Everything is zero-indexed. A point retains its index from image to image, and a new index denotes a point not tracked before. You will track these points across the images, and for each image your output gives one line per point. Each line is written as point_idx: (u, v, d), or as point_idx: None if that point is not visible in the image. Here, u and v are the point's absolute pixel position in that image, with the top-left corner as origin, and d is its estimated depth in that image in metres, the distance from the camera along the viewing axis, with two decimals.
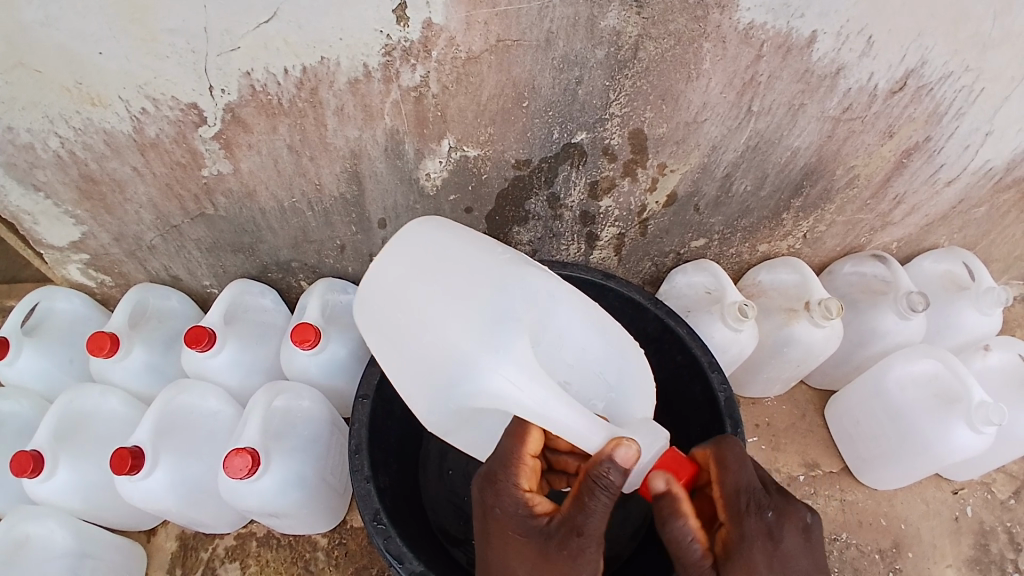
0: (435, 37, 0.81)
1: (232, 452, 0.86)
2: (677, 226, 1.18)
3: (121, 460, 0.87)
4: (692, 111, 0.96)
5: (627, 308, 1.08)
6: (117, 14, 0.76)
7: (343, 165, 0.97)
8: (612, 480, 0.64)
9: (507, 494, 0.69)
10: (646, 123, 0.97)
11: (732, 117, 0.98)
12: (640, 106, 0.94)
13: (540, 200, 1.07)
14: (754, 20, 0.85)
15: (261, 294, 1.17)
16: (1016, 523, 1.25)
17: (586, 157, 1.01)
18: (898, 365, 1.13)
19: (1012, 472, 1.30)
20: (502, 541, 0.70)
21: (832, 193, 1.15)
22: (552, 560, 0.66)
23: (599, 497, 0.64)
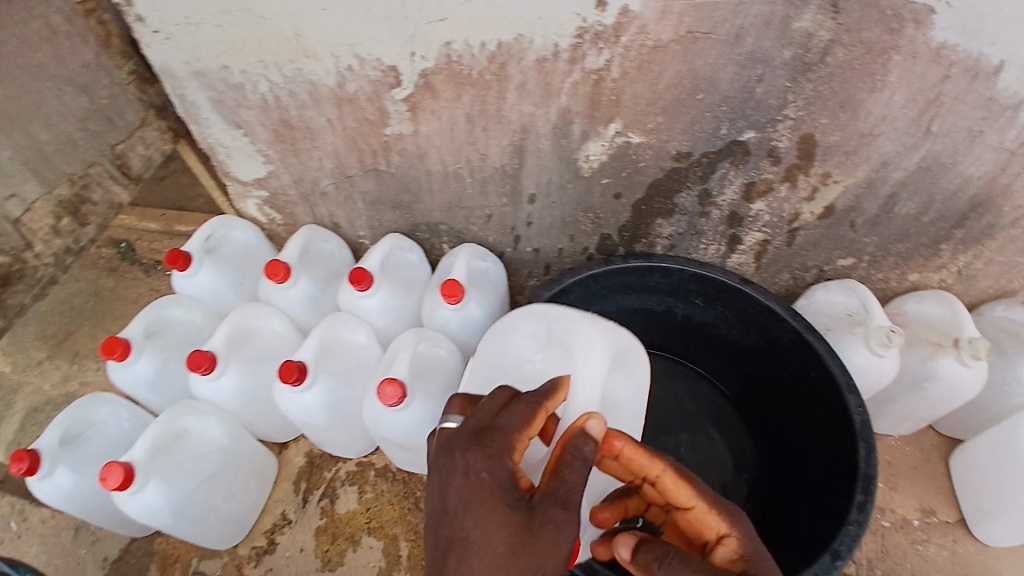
0: (628, 24, 0.85)
1: (385, 381, 0.95)
2: (828, 239, 1.15)
3: (289, 371, 1.00)
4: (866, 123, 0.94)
5: (765, 316, 1.16)
6: None
7: (511, 139, 1.03)
8: (588, 448, 0.63)
9: (501, 462, 0.63)
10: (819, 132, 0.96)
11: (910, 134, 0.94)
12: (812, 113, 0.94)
13: (692, 194, 1.09)
14: (946, 41, 0.82)
15: (409, 250, 1.27)
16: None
17: (750, 156, 1.01)
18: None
19: None
20: (477, 507, 0.61)
21: (997, 230, 1.08)
22: (532, 531, 0.60)
23: (577, 470, 0.62)
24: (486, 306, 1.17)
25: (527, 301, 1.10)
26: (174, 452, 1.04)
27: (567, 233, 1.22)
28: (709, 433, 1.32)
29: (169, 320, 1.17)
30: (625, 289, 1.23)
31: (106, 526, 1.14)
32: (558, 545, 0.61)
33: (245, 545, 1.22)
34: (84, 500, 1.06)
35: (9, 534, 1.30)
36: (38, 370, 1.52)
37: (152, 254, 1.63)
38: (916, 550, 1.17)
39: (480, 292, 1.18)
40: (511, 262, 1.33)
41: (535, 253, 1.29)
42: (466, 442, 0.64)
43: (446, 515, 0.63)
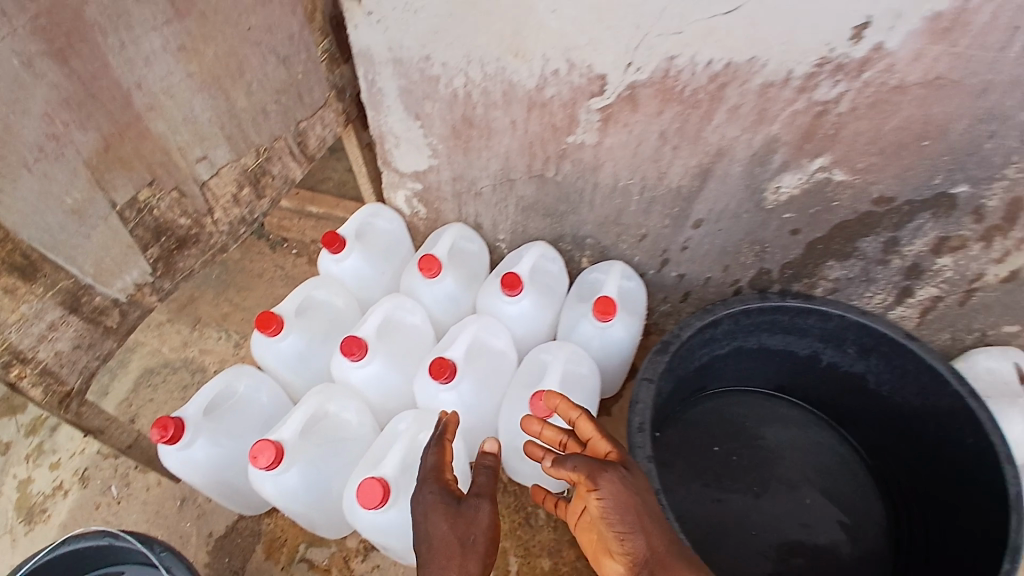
0: (877, 60, 0.79)
1: (539, 395, 0.94)
2: (1004, 304, 1.10)
3: (440, 368, 0.98)
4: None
5: (916, 375, 1.12)
6: None
7: (700, 161, 1.00)
8: (487, 461, 0.75)
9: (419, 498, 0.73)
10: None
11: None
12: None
13: (877, 240, 1.03)
14: None
15: (552, 260, 1.23)
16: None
17: (954, 211, 0.96)
18: None
19: None
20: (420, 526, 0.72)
21: None
22: (461, 514, 0.71)
23: (479, 474, 0.74)
24: (633, 329, 1.14)
25: (678, 330, 1.10)
26: (311, 432, 1.02)
27: (724, 264, 1.19)
28: (837, 492, 1.29)
29: (317, 301, 1.16)
30: (779, 330, 1.21)
31: (225, 498, 1.11)
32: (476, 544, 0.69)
33: (354, 537, 1.19)
34: (221, 471, 1.05)
35: (109, 498, 1.27)
36: (157, 331, 1.50)
37: (280, 230, 1.64)
38: None
39: (628, 313, 1.14)
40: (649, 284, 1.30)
41: (678, 279, 1.26)
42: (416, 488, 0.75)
43: (419, 558, 0.70)
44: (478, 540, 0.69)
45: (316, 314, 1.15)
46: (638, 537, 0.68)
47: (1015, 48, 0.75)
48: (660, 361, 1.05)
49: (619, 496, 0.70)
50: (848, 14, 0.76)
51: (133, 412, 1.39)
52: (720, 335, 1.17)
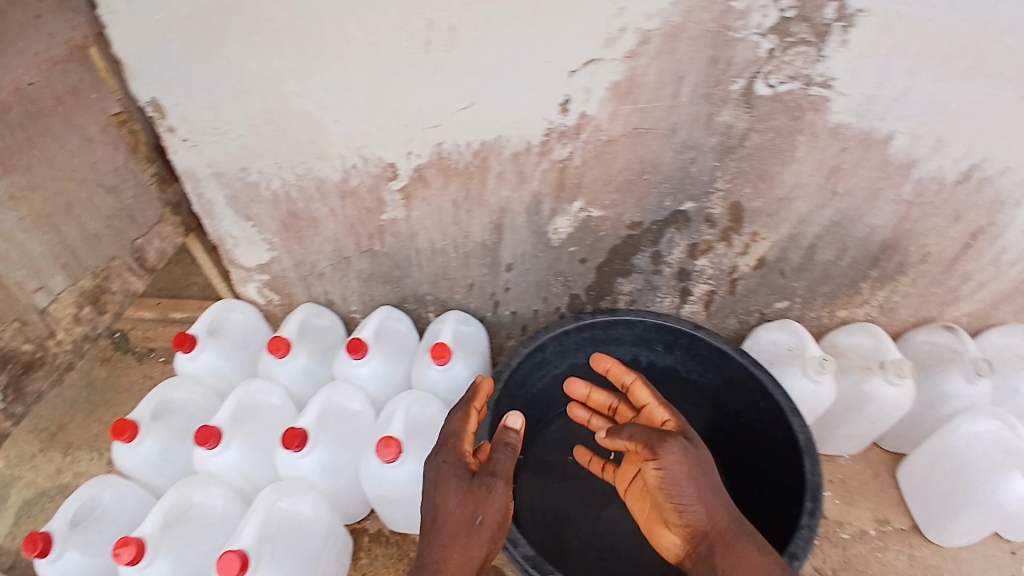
0: (585, 125, 1.02)
1: (382, 442, 1.05)
2: (765, 287, 1.32)
3: (291, 436, 1.09)
4: (787, 190, 1.11)
5: (714, 356, 1.35)
6: (366, 96, 1.03)
7: (491, 218, 1.20)
8: (510, 437, 0.92)
9: (443, 460, 0.92)
10: (748, 198, 1.13)
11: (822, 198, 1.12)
12: (739, 184, 1.10)
13: (645, 256, 1.27)
14: (842, 120, 0.99)
15: (399, 319, 1.39)
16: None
17: (690, 223, 1.19)
18: (965, 424, 1.26)
19: None
20: (440, 485, 0.89)
21: (905, 267, 1.27)
22: (472, 492, 0.87)
23: (500, 451, 0.92)
24: (472, 366, 1.30)
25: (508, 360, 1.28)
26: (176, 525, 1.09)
27: (541, 295, 1.39)
28: None
29: (177, 402, 1.25)
30: (598, 342, 1.42)
31: None
32: (491, 505, 0.87)
33: None
34: None
35: None
36: (28, 465, 1.49)
37: (146, 342, 1.69)
38: (875, 556, 1.31)
39: (466, 353, 1.31)
40: (491, 325, 1.48)
41: (513, 315, 1.44)
42: (440, 452, 0.94)
43: (429, 519, 0.88)
44: (484, 520, 0.86)
45: (176, 413, 1.24)
46: (694, 504, 0.89)
47: (681, 100, 0.97)
48: (495, 389, 1.21)
49: (675, 472, 0.89)
50: (550, 98, 0.99)
51: (11, 552, 1.36)
52: (548, 357, 1.37)
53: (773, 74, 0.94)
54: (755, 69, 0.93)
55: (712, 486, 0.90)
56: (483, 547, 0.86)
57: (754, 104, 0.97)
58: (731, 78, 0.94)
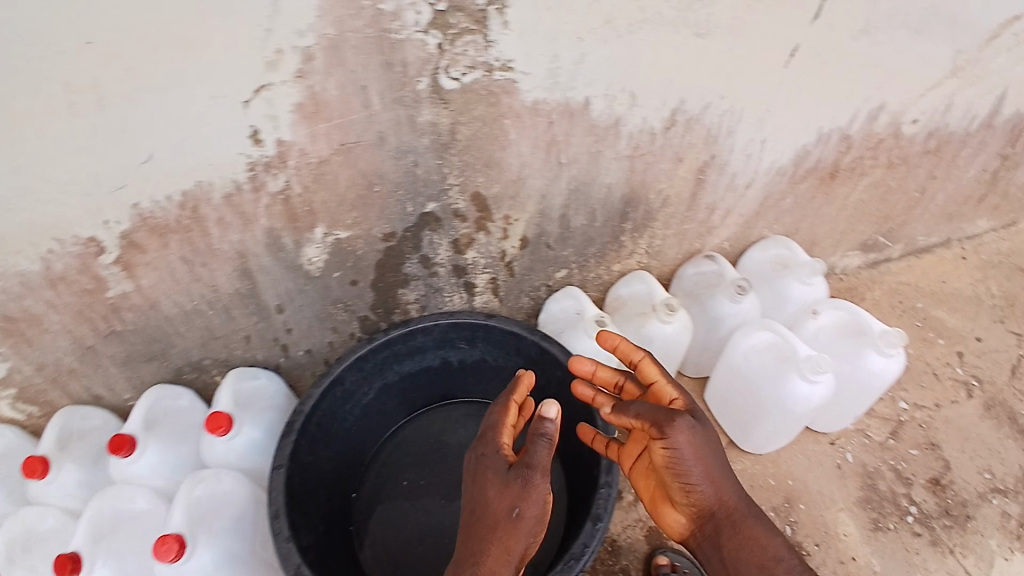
0: (288, 151, 0.99)
1: (159, 542, 1.00)
2: (539, 262, 1.38)
3: (61, 564, 1.04)
4: (518, 168, 1.15)
5: (512, 340, 1.37)
6: (31, 173, 0.93)
7: (233, 265, 1.14)
8: (547, 427, 0.96)
9: (489, 458, 1.00)
10: (480, 184, 1.15)
11: (548, 169, 1.17)
12: (469, 174, 1.12)
13: (414, 262, 1.26)
14: (537, 98, 1.04)
15: (178, 395, 1.32)
16: (901, 460, 1.46)
17: (441, 221, 1.19)
18: (742, 342, 1.33)
19: (885, 415, 1.52)
20: (481, 482, 0.98)
21: (654, 213, 1.36)
22: (509, 485, 0.95)
23: (539, 442, 0.96)
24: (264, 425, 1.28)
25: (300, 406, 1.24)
26: None
27: (328, 327, 1.34)
28: None
29: None
30: (400, 358, 1.40)
31: None
32: (532, 500, 0.94)
33: None
34: None
35: None
36: None
37: None
38: None
39: (254, 414, 1.29)
40: (291, 370, 1.42)
41: (309, 354, 1.40)
42: (483, 451, 1.01)
43: (472, 515, 0.96)
44: (523, 512, 0.93)
45: None
46: (700, 483, 0.96)
47: (376, 108, 0.98)
48: (288, 444, 1.18)
49: (685, 456, 0.93)
50: (236, 132, 0.95)
51: None
52: (352, 389, 1.35)
53: (452, 66, 0.96)
54: (433, 66, 0.95)
55: (721, 464, 0.97)
56: (524, 541, 0.93)
57: (447, 98, 0.99)
58: (418, 76, 0.96)
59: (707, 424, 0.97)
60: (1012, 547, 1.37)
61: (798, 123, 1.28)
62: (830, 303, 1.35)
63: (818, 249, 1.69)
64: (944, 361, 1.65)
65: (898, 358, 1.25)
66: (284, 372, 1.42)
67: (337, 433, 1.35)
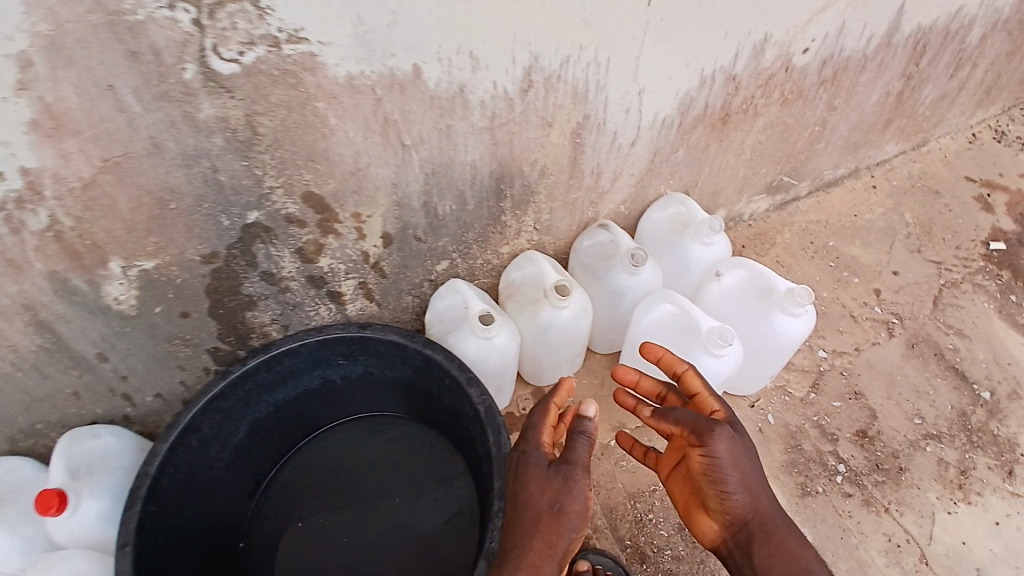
0: (38, 180, 0.80)
1: None
2: (412, 258, 1.20)
3: None
4: (353, 162, 0.96)
5: (392, 350, 1.22)
6: None
7: (21, 320, 0.95)
8: (586, 426, 0.96)
9: (536, 453, 0.99)
10: (313, 185, 0.97)
11: (394, 158, 0.99)
12: (288, 168, 0.93)
13: (255, 281, 1.09)
14: (350, 72, 0.85)
15: (15, 468, 1.14)
16: (824, 415, 1.40)
17: (273, 231, 1.02)
18: (642, 320, 1.22)
19: (804, 368, 1.46)
20: (523, 478, 0.96)
21: (533, 186, 1.21)
22: (551, 480, 0.94)
23: (579, 441, 0.95)
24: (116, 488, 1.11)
25: (145, 467, 1.09)
26: None
27: (172, 366, 1.17)
28: (421, 472, 1.36)
29: None
30: (270, 387, 1.25)
31: None
32: (573, 498, 0.92)
33: None
34: None
35: None
36: None
37: None
38: (621, 468, 1.34)
39: (103, 476, 1.11)
40: (145, 419, 1.25)
41: (158, 399, 1.23)
42: (523, 449, 1.01)
43: (514, 510, 0.94)
44: (566, 507, 0.91)
45: None
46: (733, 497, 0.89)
47: (135, 110, 0.79)
48: (133, 516, 1.04)
49: (722, 465, 0.88)
50: None
51: None
52: (214, 433, 1.21)
53: (222, 45, 0.77)
54: (196, 48, 0.77)
55: (761, 478, 0.90)
56: (567, 539, 0.89)
57: (227, 84, 0.81)
58: (181, 61, 0.77)
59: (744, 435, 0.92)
60: (954, 498, 1.32)
61: (674, 68, 1.14)
62: (732, 262, 1.26)
63: (722, 199, 1.58)
64: (861, 302, 1.60)
65: (808, 313, 1.18)
66: (140, 420, 1.25)
67: (204, 482, 1.23)
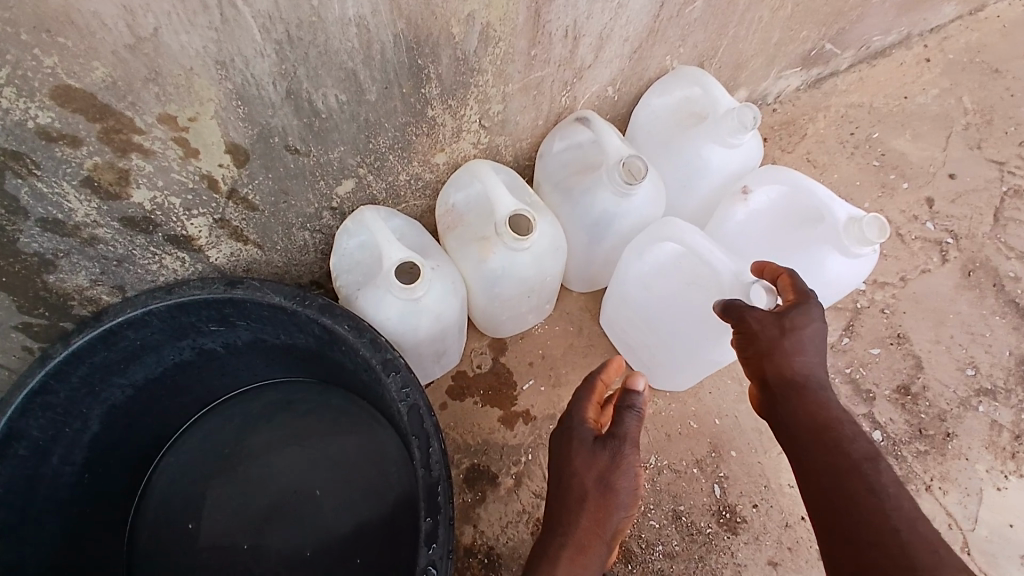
0: None
1: None
2: (291, 180, 0.79)
3: None
4: (124, 25, 0.54)
5: (278, 315, 0.84)
6: None
7: None
8: (639, 397, 0.72)
9: (576, 419, 0.76)
10: (67, 74, 0.56)
11: (205, 17, 0.57)
12: (3, 46, 0.52)
13: (31, 233, 0.69)
14: None
15: None
16: (858, 366, 1.12)
17: (25, 155, 0.60)
18: (636, 263, 0.89)
19: (837, 305, 1.15)
20: (562, 453, 0.74)
21: (472, 62, 0.78)
22: (597, 453, 0.71)
23: (630, 416, 0.71)
24: None
25: None
26: None
27: None
28: (349, 455, 1.06)
29: None
30: (118, 368, 0.88)
31: None
32: (621, 484, 0.69)
33: None
34: None
35: None
36: None
37: None
38: None
39: None
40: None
41: None
42: (564, 420, 0.77)
43: (557, 487, 0.73)
44: (615, 488, 0.69)
45: None
46: (768, 366, 0.71)
47: None
48: None
49: (755, 340, 0.71)
50: None
51: None
52: (48, 439, 0.86)
53: None
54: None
55: (818, 354, 0.71)
56: (619, 517, 0.70)
57: None
58: None
59: (810, 307, 0.71)
60: (1005, 471, 1.08)
61: None
62: (767, 173, 0.87)
63: (743, 75, 1.16)
64: (912, 215, 1.25)
65: (874, 250, 0.82)
66: None
67: (52, 499, 0.91)
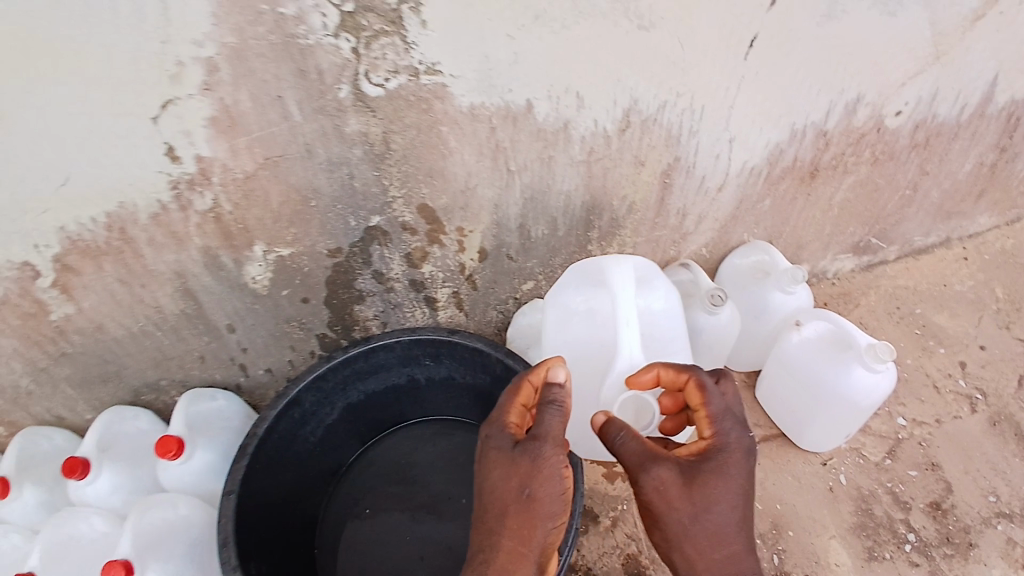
0: (210, 167, 0.98)
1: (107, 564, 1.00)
2: (502, 275, 1.32)
3: (71, 466, 1.12)
4: (463, 179, 1.11)
5: (475, 355, 1.32)
6: None
7: (173, 286, 1.14)
8: (557, 394, 0.84)
9: (499, 434, 0.86)
10: (427, 198, 1.12)
11: (499, 181, 1.13)
12: (407, 183, 1.09)
13: (366, 278, 1.24)
14: (473, 103, 1.00)
15: (135, 417, 1.33)
16: (897, 483, 1.39)
17: (389, 235, 1.17)
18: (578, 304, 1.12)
19: (881, 433, 1.45)
20: (486, 465, 0.85)
21: (621, 220, 1.31)
22: (518, 464, 0.81)
23: (551, 412, 0.83)
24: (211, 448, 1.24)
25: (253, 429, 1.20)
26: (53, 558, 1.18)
27: (285, 346, 1.34)
28: None
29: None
30: (364, 376, 1.37)
31: None
32: (543, 486, 0.81)
33: None
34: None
35: None
36: None
37: None
38: None
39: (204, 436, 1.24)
40: (254, 391, 1.42)
41: (269, 373, 1.39)
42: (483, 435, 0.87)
43: (479, 507, 0.84)
44: (534, 493, 0.80)
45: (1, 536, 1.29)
46: (667, 523, 0.81)
47: (296, 119, 0.96)
48: (238, 469, 1.16)
49: (663, 503, 0.80)
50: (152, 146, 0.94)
51: None
52: (311, 410, 1.32)
53: (372, 71, 0.93)
54: (351, 72, 0.92)
55: (724, 523, 0.81)
56: (543, 528, 0.81)
57: (372, 105, 0.97)
58: (338, 83, 0.93)
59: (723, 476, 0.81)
60: None
61: (767, 120, 1.22)
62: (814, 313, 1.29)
63: (803, 254, 1.62)
64: (946, 374, 1.57)
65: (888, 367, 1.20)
66: (246, 391, 1.42)
67: (297, 455, 1.35)
